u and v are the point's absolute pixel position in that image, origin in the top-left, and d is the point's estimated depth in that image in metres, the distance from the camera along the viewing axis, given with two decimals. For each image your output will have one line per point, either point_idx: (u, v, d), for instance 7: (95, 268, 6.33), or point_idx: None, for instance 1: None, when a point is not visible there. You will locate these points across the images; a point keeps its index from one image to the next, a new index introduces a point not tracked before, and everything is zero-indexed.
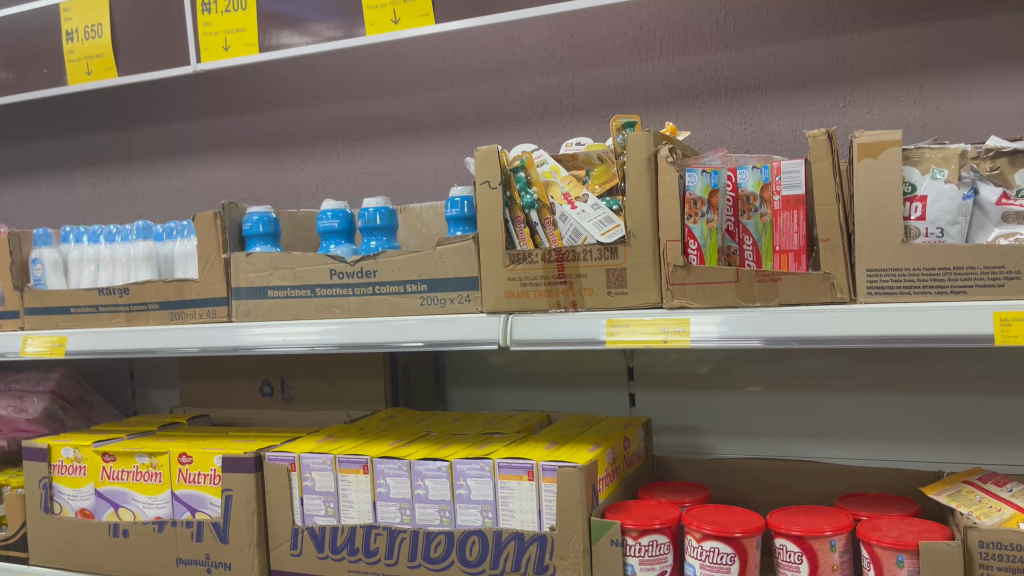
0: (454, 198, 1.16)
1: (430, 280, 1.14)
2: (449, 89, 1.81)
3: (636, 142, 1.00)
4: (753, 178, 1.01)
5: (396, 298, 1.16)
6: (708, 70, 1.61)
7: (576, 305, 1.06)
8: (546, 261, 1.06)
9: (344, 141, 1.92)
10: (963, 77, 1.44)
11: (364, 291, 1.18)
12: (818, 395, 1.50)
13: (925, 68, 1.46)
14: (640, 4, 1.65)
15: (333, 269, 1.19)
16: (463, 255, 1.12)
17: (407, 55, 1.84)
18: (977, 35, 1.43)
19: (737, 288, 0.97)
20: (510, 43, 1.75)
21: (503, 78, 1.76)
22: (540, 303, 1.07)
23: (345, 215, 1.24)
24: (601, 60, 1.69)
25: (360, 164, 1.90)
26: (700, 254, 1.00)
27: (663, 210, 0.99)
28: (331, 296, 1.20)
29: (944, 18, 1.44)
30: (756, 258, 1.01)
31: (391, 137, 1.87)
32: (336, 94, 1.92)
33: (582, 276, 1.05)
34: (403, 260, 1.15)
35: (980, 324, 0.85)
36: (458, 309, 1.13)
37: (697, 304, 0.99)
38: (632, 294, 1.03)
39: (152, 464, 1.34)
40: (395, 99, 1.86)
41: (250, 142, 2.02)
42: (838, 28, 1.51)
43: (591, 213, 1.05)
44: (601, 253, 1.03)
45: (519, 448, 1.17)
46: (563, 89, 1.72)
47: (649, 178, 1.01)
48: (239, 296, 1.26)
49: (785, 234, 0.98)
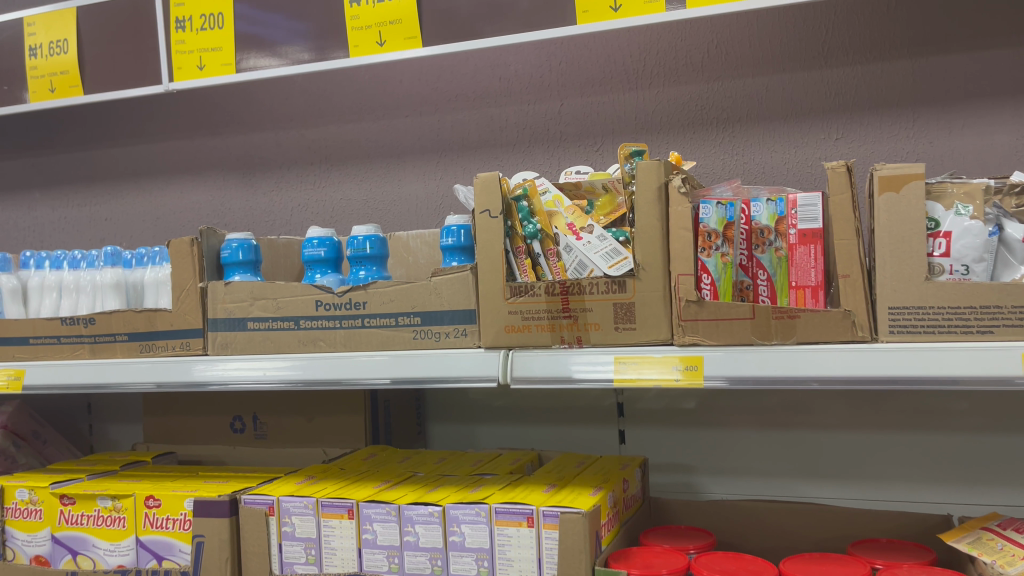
0: (449, 226, 1.10)
1: (423, 313, 1.08)
2: (432, 114, 1.76)
3: (646, 171, 0.96)
4: (768, 212, 0.96)
5: (387, 331, 1.10)
6: (699, 100, 1.58)
7: (580, 341, 1.00)
8: (550, 294, 1.01)
9: (321, 166, 1.85)
10: (957, 111, 1.43)
11: (352, 324, 1.11)
12: (813, 433, 1.46)
13: (919, 102, 1.45)
14: (630, 32, 1.62)
15: (319, 300, 1.12)
16: (460, 286, 1.06)
17: (389, 79, 1.79)
18: (971, 69, 1.42)
19: (753, 325, 0.93)
20: (496, 69, 1.71)
21: (489, 105, 1.72)
22: (543, 338, 1.02)
23: (332, 243, 1.18)
24: (590, 87, 1.65)
25: (338, 190, 1.84)
26: (714, 290, 0.95)
27: (675, 243, 0.95)
28: (317, 330, 1.13)
29: (938, 52, 1.43)
30: (771, 294, 0.96)
31: (371, 163, 1.81)
32: (314, 118, 1.86)
33: (588, 310, 0.99)
34: (395, 291, 1.09)
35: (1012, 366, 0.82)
36: (455, 343, 1.07)
37: (711, 342, 0.94)
38: (640, 330, 0.98)
39: (115, 508, 1.24)
40: (376, 124, 1.81)
41: (222, 165, 1.95)
42: (832, 60, 1.50)
43: (597, 245, 1.01)
44: (608, 287, 0.98)
45: (516, 492, 1.11)
46: (551, 116, 1.68)
47: (660, 210, 0.96)
48: (216, 328, 1.18)
49: (802, 269, 0.94)
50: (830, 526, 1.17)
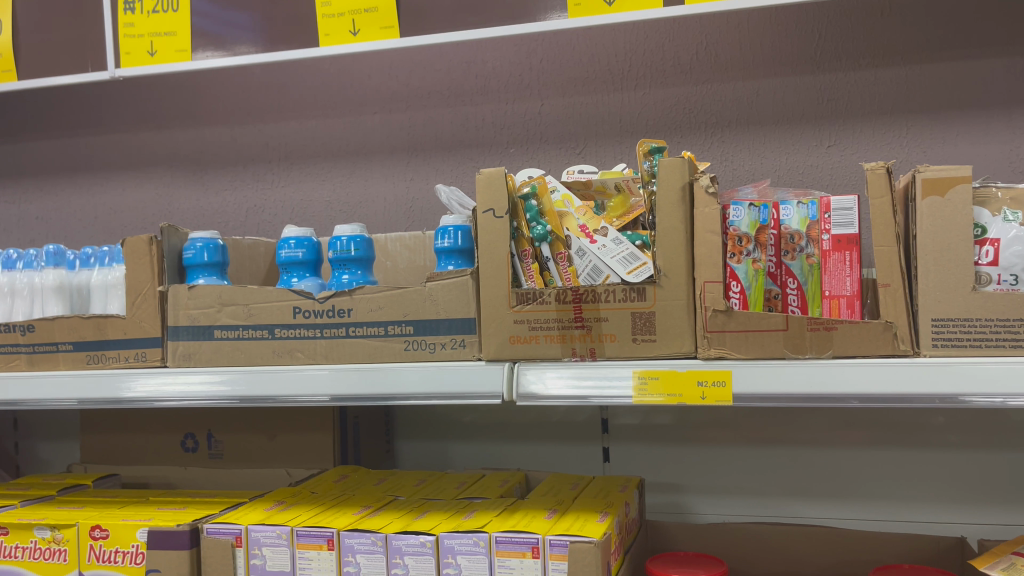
0: (445, 227, 1.01)
1: (417, 322, 0.98)
2: (403, 112, 1.66)
3: (670, 169, 0.89)
4: (799, 215, 0.89)
5: (375, 341, 0.99)
6: (687, 103, 1.52)
7: (594, 354, 0.92)
8: (560, 301, 0.92)
9: (280, 164, 1.73)
10: (952, 120, 1.40)
11: (334, 333, 1.00)
12: (806, 451, 1.40)
13: (913, 110, 1.42)
14: (616, 31, 1.55)
15: (297, 306, 1.01)
16: (458, 292, 0.96)
17: (356, 73, 1.68)
18: (965, 78, 1.39)
19: (786, 337, 0.86)
20: (472, 66, 1.62)
21: (464, 103, 1.63)
22: (551, 350, 0.93)
23: (310, 243, 1.07)
24: (573, 87, 1.57)
25: (299, 191, 1.72)
26: (744, 298, 0.88)
27: (701, 247, 0.87)
28: (295, 340, 1.02)
29: (933, 60, 1.40)
30: (801, 304, 0.89)
31: (336, 162, 1.70)
32: (273, 113, 1.73)
33: (603, 320, 0.91)
34: (384, 298, 0.98)
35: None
36: (452, 355, 0.97)
37: (741, 355, 0.87)
38: (661, 342, 0.90)
39: (55, 540, 1.10)
40: (341, 120, 1.70)
41: (170, 161, 1.80)
42: (824, 65, 1.45)
43: (612, 248, 0.93)
44: (625, 294, 0.90)
45: (514, 518, 1.01)
46: (530, 116, 1.59)
47: (684, 211, 0.89)
48: (176, 337, 1.06)
49: (837, 277, 0.87)
50: (841, 550, 1.11)
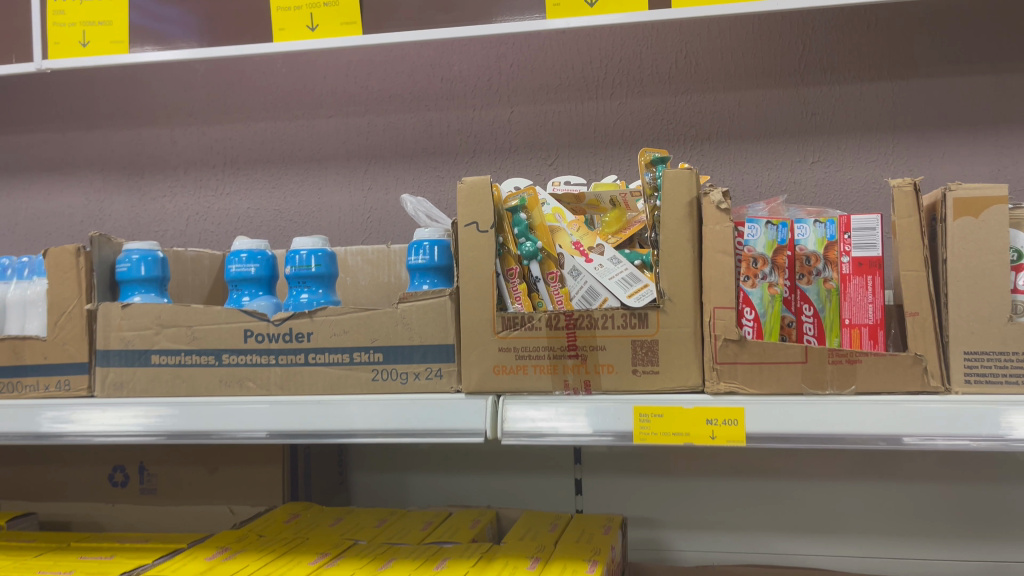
0: (420, 241, 0.90)
1: (386, 348, 0.87)
2: (361, 116, 1.54)
3: (677, 182, 0.80)
4: (816, 235, 0.81)
5: (338, 370, 0.88)
6: (665, 114, 1.44)
7: (588, 387, 0.82)
8: (551, 327, 0.82)
9: (225, 169, 1.59)
10: (938, 138, 1.35)
11: (291, 360, 0.89)
12: (792, 481, 1.30)
13: (899, 127, 1.36)
14: (590, 36, 1.46)
15: (247, 329, 0.89)
16: (435, 315, 0.85)
17: (310, 73, 1.56)
18: (952, 96, 1.34)
19: (804, 371, 0.77)
20: (437, 69, 1.51)
21: (428, 108, 1.52)
22: (541, 381, 0.83)
23: (264, 257, 0.95)
24: (544, 94, 1.48)
25: (245, 199, 1.58)
26: (757, 327, 0.79)
27: (711, 269, 0.79)
28: (245, 367, 0.89)
29: (921, 75, 1.35)
30: (818, 334, 0.80)
31: (287, 169, 1.57)
32: (219, 114, 1.60)
33: (600, 348, 0.81)
34: (350, 320, 0.87)
35: (1020, 423, 0.71)
36: (426, 386, 0.86)
37: (755, 389, 0.78)
38: (665, 374, 0.80)
39: None
40: (293, 124, 1.57)
41: (102, 164, 1.65)
42: (808, 78, 1.39)
43: (610, 269, 0.83)
44: (625, 320, 0.80)
45: (492, 569, 0.90)
46: (498, 123, 1.49)
47: (691, 228, 0.80)
48: (107, 362, 0.92)
49: (857, 304, 0.79)
50: None
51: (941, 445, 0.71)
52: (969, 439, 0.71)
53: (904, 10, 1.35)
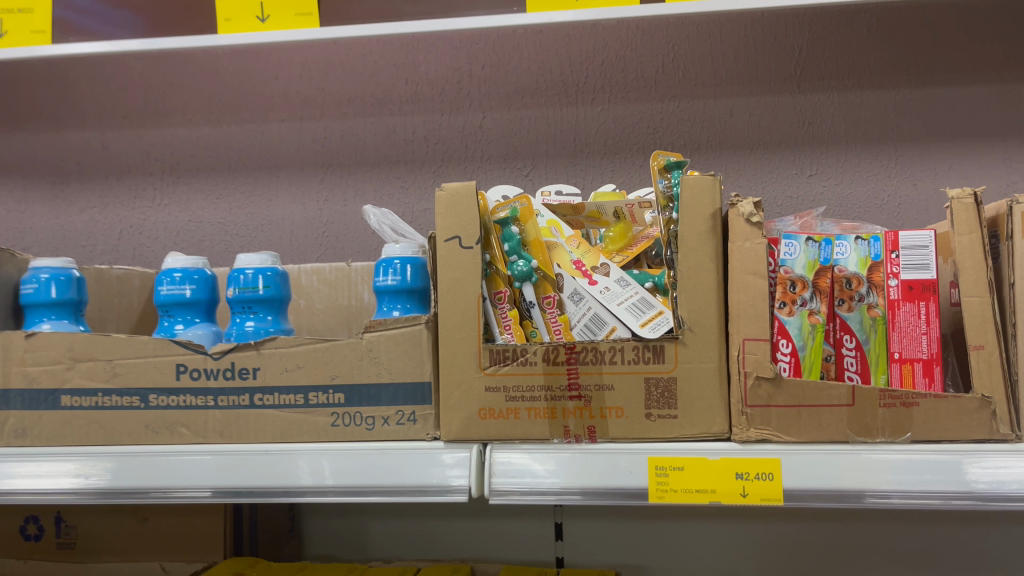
0: (390, 259, 0.76)
1: (349, 388, 0.72)
2: (316, 121, 1.40)
3: (697, 190, 0.68)
4: (857, 254, 0.69)
5: (290, 414, 0.73)
6: (651, 122, 1.32)
7: (593, 434, 0.69)
8: (548, 363, 0.68)
9: (163, 178, 1.43)
10: (943, 151, 1.25)
11: (234, 402, 0.74)
12: (792, 523, 1.17)
13: (902, 138, 1.26)
14: (570, 36, 1.34)
15: (180, 363, 0.74)
16: (408, 348, 0.71)
17: (260, 73, 1.41)
18: (957, 105, 1.25)
19: (851, 416, 0.65)
20: (401, 70, 1.38)
21: (391, 112, 1.38)
22: (535, 428, 0.69)
23: (202, 278, 0.80)
24: (519, 99, 1.35)
25: (186, 211, 1.42)
26: (795, 363, 0.67)
27: (739, 293, 0.66)
28: (177, 410, 0.74)
29: (926, 83, 1.25)
30: (861, 370, 0.68)
31: (232, 178, 1.42)
32: (157, 116, 1.44)
33: (606, 389, 0.68)
34: (305, 353, 0.72)
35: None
36: (396, 433, 0.72)
37: (793, 437, 0.66)
38: (684, 420, 0.68)
39: None
40: (240, 128, 1.42)
41: (23, 170, 1.47)
42: (805, 84, 1.28)
43: (618, 292, 0.70)
44: (638, 354, 0.67)
45: None
46: (468, 130, 1.36)
47: (714, 245, 0.68)
48: (8, 405, 0.76)
49: (909, 336, 0.67)
50: None
51: (896, 503, 0.62)
52: (925, 496, 0.62)
53: (907, 13, 1.26)
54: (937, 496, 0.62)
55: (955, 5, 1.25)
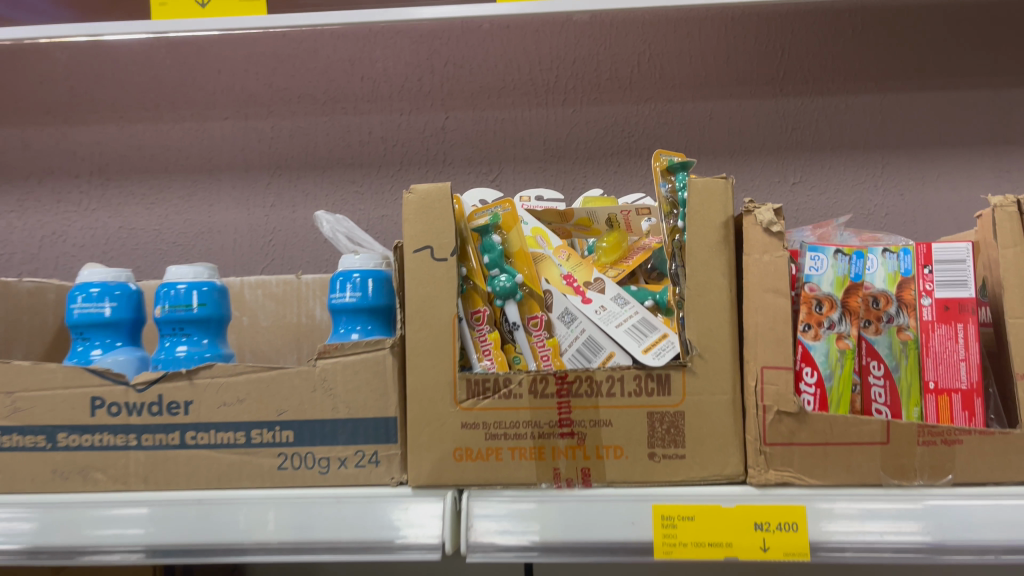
0: (348, 273, 0.65)
1: (298, 424, 0.61)
2: (262, 119, 1.28)
3: (707, 195, 0.59)
4: (885, 270, 0.61)
5: (228, 455, 0.62)
6: (625, 124, 1.23)
7: (588, 478, 0.59)
8: (536, 395, 0.59)
9: (91, 180, 1.30)
10: (931, 160, 1.19)
11: (160, 441, 0.62)
12: None
13: (889, 146, 1.20)
14: (539, 32, 1.25)
15: (95, 397, 0.62)
16: (369, 378, 0.61)
17: (199, 67, 1.29)
18: (945, 112, 1.19)
19: (884, 456, 0.57)
20: (355, 65, 1.27)
21: (345, 111, 1.27)
22: (520, 471, 0.59)
23: (124, 294, 0.68)
24: (484, 98, 1.25)
25: (117, 216, 1.29)
26: (821, 396, 0.58)
27: (756, 314, 0.57)
28: (91, 451, 0.62)
29: (913, 87, 1.19)
30: (892, 403, 0.60)
31: (169, 181, 1.29)
32: (85, 113, 1.30)
33: (603, 425, 0.59)
34: (246, 384, 0.61)
35: None
36: (355, 477, 0.62)
37: (819, 479, 0.57)
38: (694, 461, 0.58)
39: None
40: (177, 127, 1.29)
41: None
42: (789, 87, 1.21)
43: (614, 311, 0.61)
44: (640, 385, 0.58)
45: None
46: (430, 131, 1.26)
47: (727, 258, 0.59)
48: None
49: (945, 363, 0.59)
50: None
51: (848, 558, 0.55)
52: (930, 551, 0.55)
53: (895, 14, 1.19)
54: (983, 550, 0.54)
55: (943, 7, 1.19)
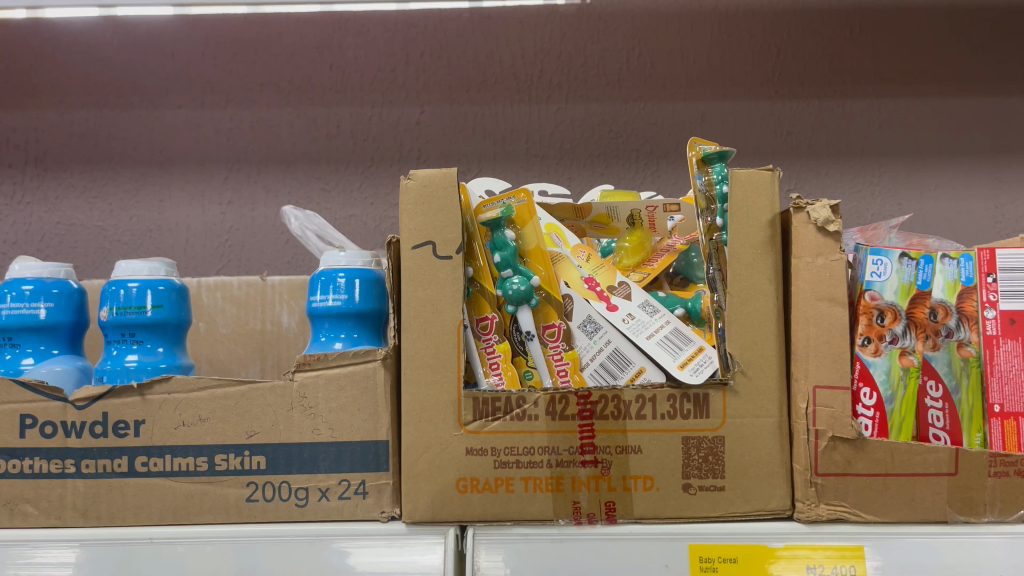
0: (330, 273, 0.56)
1: (271, 448, 0.52)
2: (222, 109, 1.11)
3: (751, 188, 0.52)
4: (943, 277, 0.54)
5: (187, 485, 0.52)
6: (612, 124, 1.13)
7: (612, 514, 0.51)
8: (554, 417, 0.50)
9: (16, 171, 1.11)
10: (931, 168, 1.13)
11: (104, 468, 0.52)
12: None
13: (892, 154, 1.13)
14: (522, 22, 1.13)
15: (25, 415, 0.52)
16: (356, 395, 0.52)
17: (138, 47, 1.12)
18: (946, 119, 1.13)
19: (952, 489, 0.49)
20: (324, 53, 1.12)
21: (312, 102, 1.12)
22: (534, 504, 0.51)
23: (62, 293, 0.57)
24: (463, 92, 1.12)
25: (54, 211, 1.10)
26: (881, 421, 0.51)
27: (808, 325, 0.50)
28: (21, 480, 0.52)
29: (919, 93, 1.13)
30: (953, 428, 0.52)
31: (111, 173, 1.11)
32: (19, 94, 1.11)
33: (632, 452, 0.50)
34: (211, 402, 0.52)
35: None
36: (338, 511, 0.52)
37: (876, 515, 0.50)
38: (735, 494, 0.50)
39: None
40: (112, 113, 1.11)
41: None
42: (785, 89, 1.13)
43: (644, 322, 0.53)
44: (674, 407, 0.50)
45: None
46: (405, 127, 1.12)
47: (774, 259, 0.51)
48: None
49: (1012, 385, 0.51)
50: None
51: None
52: None
53: (898, 16, 1.13)
54: None
55: (947, 9, 1.13)
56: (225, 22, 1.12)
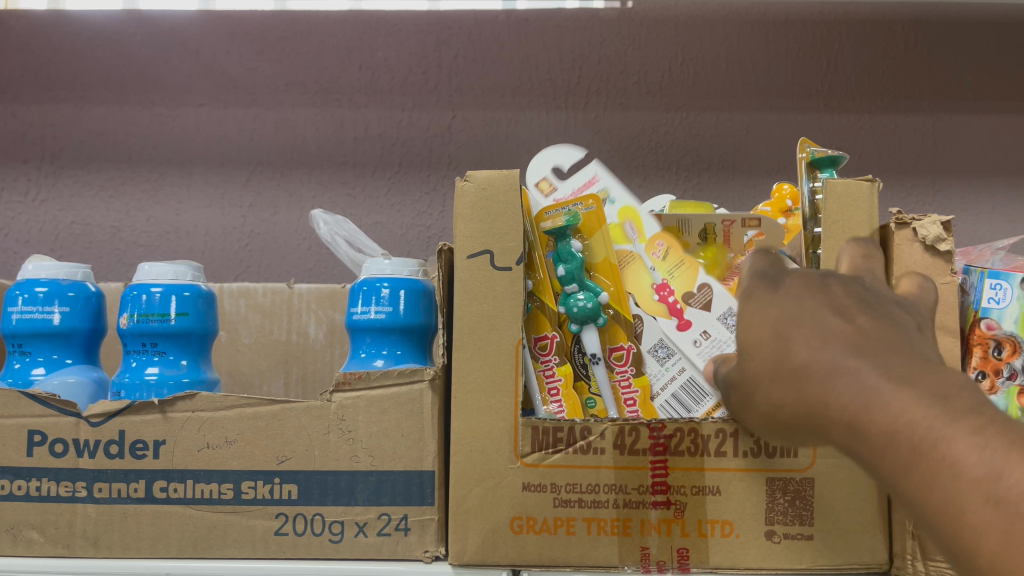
0: (373, 283, 0.51)
1: (304, 477, 0.47)
2: (244, 109, 1.05)
3: (848, 202, 0.46)
4: None
5: (210, 514, 0.47)
6: (652, 135, 1.03)
7: (685, 563, 0.45)
8: (623, 452, 0.45)
9: (25, 167, 1.06)
10: (1003, 193, 1.03)
11: (121, 493, 0.47)
12: None
13: (962, 174, 1.03)
14: (562, 25, 1.03)
15: (34, 431, 0.47)
16: (399, 419, 0.47)
17: (156, 40, 1.05)
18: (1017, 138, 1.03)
19: None
20: (354, 54, 1.04)
21: (340, 104, 1.04)
22: (597, 549, 0.45)
23: (77, 296, 0.52)
24: (497, 97, 1.04)
25: (69, 210, 1.05)
26: None
27: None
28: (26, 504, 0.47)
29: (994, 110, 1.03)
30: None
31: (120, 173, 1.06)
32: (36, 88, 1.05)
33: (709, 493, 0.45)
34: (237, 423, 0.47)
35: None
36: (376, 548, 0.47)
37: None
38: (824, 544, 0.45)
39: None
40: (129, 110, 1.06)
41: None
42: (833, 101, 1.02)
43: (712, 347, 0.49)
44: (759, 443, 0.45)
45: None
46: (435, 132, 1.04)
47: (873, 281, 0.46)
48: None
49: None
50: None
51: None
52: None
53: (975, 30, 1.02)
54: None
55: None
56: (247, 16, 1.04)
